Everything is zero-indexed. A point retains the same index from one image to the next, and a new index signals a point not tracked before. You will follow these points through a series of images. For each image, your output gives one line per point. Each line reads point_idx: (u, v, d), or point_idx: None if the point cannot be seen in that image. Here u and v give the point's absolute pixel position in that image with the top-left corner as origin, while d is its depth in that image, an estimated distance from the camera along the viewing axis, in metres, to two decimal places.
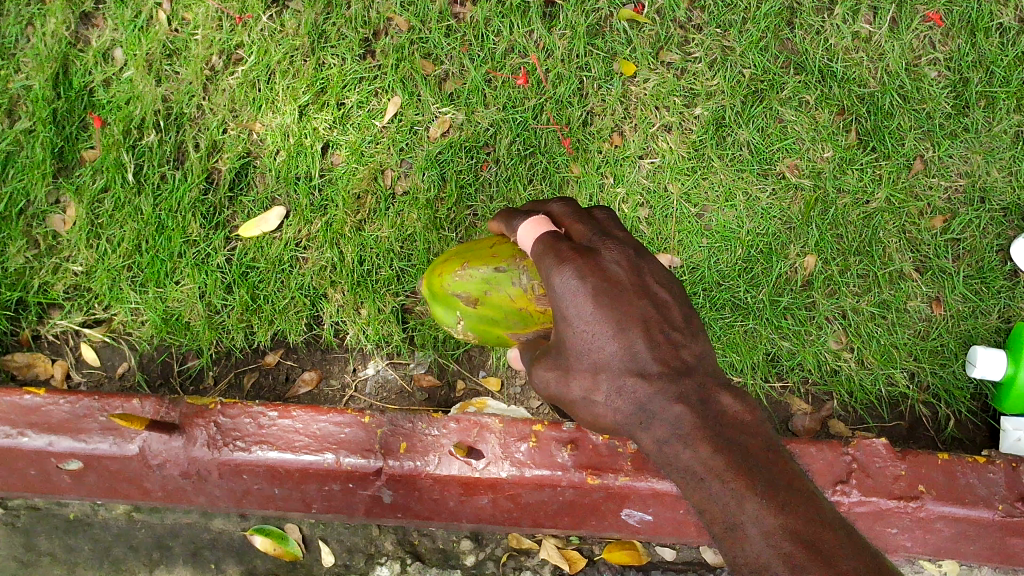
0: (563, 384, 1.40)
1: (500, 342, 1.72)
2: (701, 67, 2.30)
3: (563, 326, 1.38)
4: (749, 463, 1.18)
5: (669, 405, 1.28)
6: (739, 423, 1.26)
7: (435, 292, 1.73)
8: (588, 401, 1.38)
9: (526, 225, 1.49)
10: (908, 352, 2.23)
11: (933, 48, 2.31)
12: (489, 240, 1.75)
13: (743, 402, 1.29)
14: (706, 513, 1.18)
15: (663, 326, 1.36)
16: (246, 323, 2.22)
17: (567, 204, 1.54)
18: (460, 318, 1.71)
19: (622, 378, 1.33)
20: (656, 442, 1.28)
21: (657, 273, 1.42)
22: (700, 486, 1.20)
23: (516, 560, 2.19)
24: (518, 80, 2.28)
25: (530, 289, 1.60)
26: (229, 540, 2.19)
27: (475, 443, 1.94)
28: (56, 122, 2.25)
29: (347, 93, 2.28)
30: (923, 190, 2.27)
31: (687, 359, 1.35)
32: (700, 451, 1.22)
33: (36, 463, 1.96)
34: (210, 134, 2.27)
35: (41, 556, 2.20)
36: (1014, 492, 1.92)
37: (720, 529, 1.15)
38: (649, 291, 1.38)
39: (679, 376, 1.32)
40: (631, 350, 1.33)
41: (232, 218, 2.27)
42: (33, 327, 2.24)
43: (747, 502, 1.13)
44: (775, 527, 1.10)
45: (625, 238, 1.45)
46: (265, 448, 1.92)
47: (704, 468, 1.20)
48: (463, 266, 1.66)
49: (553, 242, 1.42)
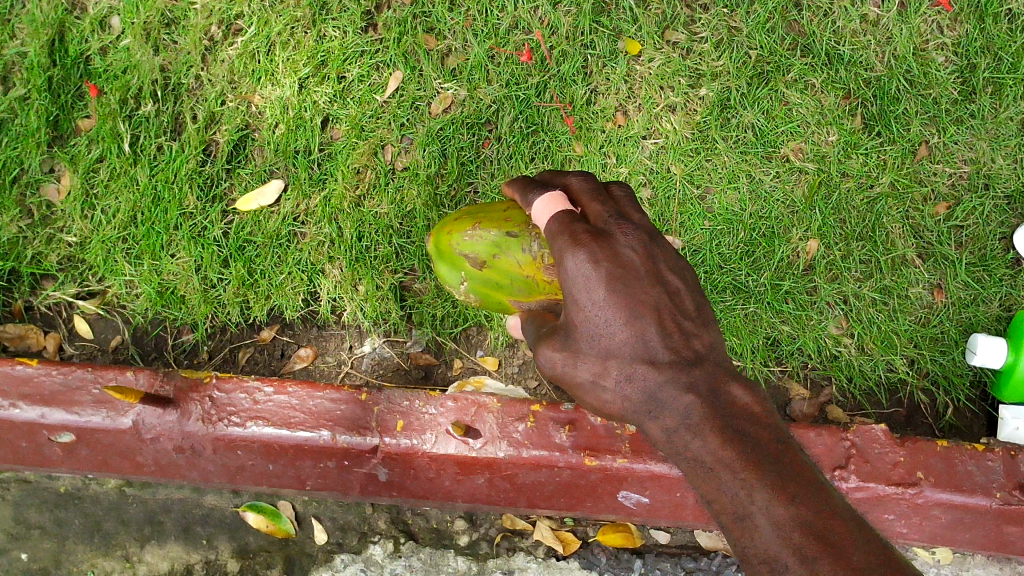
0: (570, 366, 1.39)
1: (503, 309, 1.71)
2: (707, 48, 2.27)
3: (573, 307, 1.36)
4: (758, 453, 1.18)
5: (679, 395, 1.28)
6: (749, 413, 1.25)
7: (442, 250, 1.71)
8: (596, 386, 1.37)
9: (542, 201, 1.43)
10: (908, 338, 2.22)
11: (941, 33, 2.28)
12: (504, 203, 1.71)
13: (754, 394, 1.29)
14: (715, 503, 1.18)
15: (674, 314, 1.36)
16: (241, 298, 2.19)
17: (584, 177, 1.48)
18: (465, 279, 1.69)
19: (633, 365, 1.33)
20: (666, 431, 1.29)
21: (671, 259, 1.40)
22: (710, 476, 1.20)
23: (510, 541, 2.17)
24: (521, 57, 2.26)
25: (540, 257, 1.58)
26: (221, 516, 2.17)
27: (472, 422, 1.92)
28: (51, 90, 2.22)
29: (348, 66, 2.24)
30: (927, 175, 2.26)
31: (698, 350, 1.34)
32: (710, 441, 1.22)
33: (28, 435, 1.93)
34: (208, 105, 2.24)
35: (31, 529, 2.18)
36: (1013, 481, 1.92)
37: (728, 519, 1.15)
38: (663, 278, 1.37)
39: (688, 366, 1.32)
40: (643, 337, 1.33)
41: (229, 191, 2.24)
42: (26, 298, 2.21)
43: (757, 492, 1.13)
44: (784, 518, 1.09)
45: (642, 222, 1.41)
46: (260, 424, 1.91)
47: (714, 459, 1.20)
48: (474, 227, 1.65)
49: (568, 222, 1.38)
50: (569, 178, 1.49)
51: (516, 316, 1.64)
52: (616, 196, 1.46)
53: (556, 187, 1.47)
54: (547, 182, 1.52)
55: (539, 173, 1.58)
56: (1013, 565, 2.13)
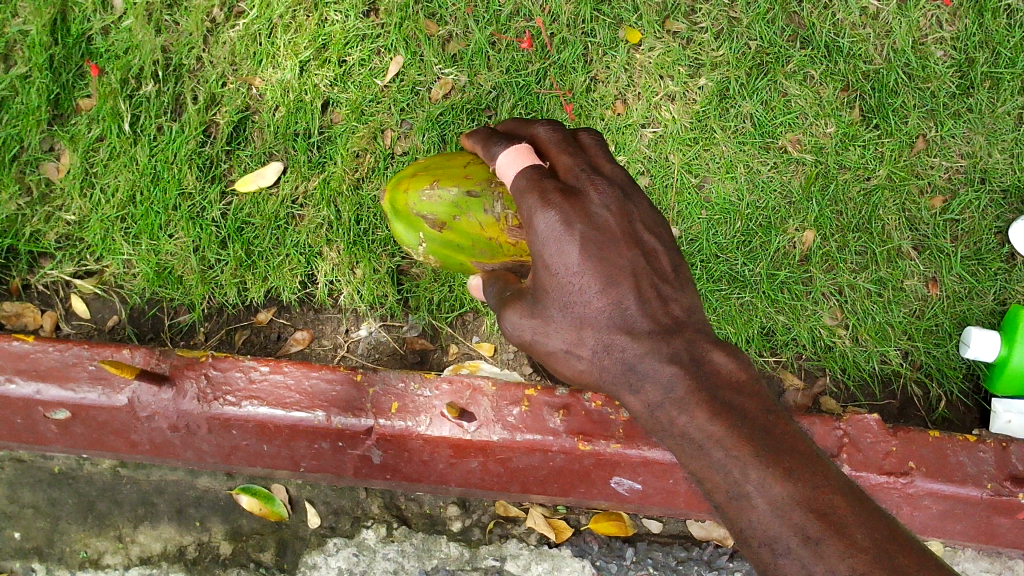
0: (541, 335, 1.41)
1: (461, 267, 1.71)
2: (708, 38, 2.28)
3: (542, 270, 1.37)
4: (750, 428, 1.19)
5: (663, 366, 1.31)
6: (734, 383, 1.26)
7: (398, 209, 1.68)
8: (570, 355, 1.40)
9: (508, 153, 1.43)
10: (902, 330, 2.23)
11: (940, 27, 2.30)
12: (462, 155, 1.69)
13: (736, 359, 1.30)
14: (706, 482, 1.19)
15: (652, 279, 1.38)
16: (239, 279, 2.20)
17: (552, 127, 1.48)
18: (423, 240, 1.68)
19: (611, 335, 1.36)
20: (649, 406, 1.31)
21: (646, 216, 1.42)
22: (701, 453, 1.22)
23: (502, 527, 2.17)
24: (522, 44, 2.26)
25: (503, 218, 1.59)
26: (215, 499, 2.17)
27: (467, 405, 1.92)
28: (52, 69, 2.22)
29: (350, 50, 2.25)
30: (924, 169, 2.27)
31: (676, 315, 1.37)
32: (698, 416, 1.23)
33: (23, 412, 1.94)
34: (209, 87, 2.24)
35: (24, 508, 2.18)
36: (1004, 472, 1.92)
37: (724, 498, 1.17)
38: (638, 238, 1.39)
39: (670, 335, 1.34)
40: (620, 305, 1.35)
41: (229, 173, 2.24)
42: (23, 276, 2.22)
43: (752, 470, 1.14)
44: (782, 496, 1.11)
45: (614, 176, 1.43)
46: (255, 403, 1.91)
47: (704, 436, 1.21)
48: (431, 185, 1.62)
49: (537, 177, 1.38)
50: (533, 126, 1.50)
51: (477, 276, 1.65)
52: (585, 144, 1.48)
53: (523, 138, 1.48)
54: (511, 133, 1.52)
55: (502, 123, 1.58)
56: (1004, 559, 2.14)
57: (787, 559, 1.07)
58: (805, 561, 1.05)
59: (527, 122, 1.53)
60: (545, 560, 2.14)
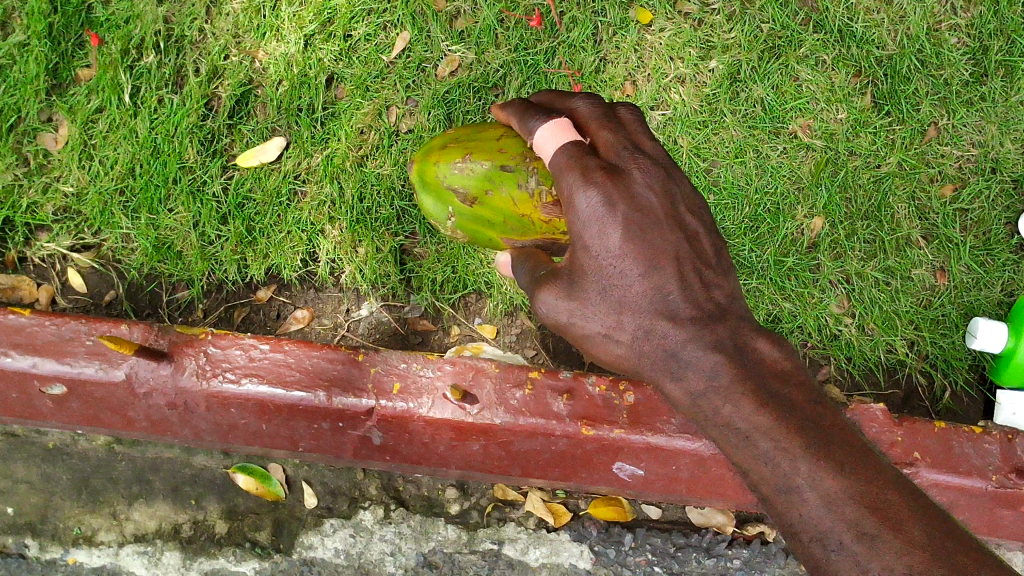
0: (578, 317, 1.38)
1: (489, 244, 1.68)
2: (719, 20, 2.25)
3: (582, 251, 1.36)
4: (797, 418, 1.20)
5: (706, 354, 1.31)
6: (780, 371, 1.29)
7: (426, 180, 1.65)
8: (608, 339, 1.39)
9: (547, 127, 1.39)
10: (909, 320, 2.21)
11: (954, 14, 2.28)
12: (496, 126, 1.64)
13: (781, 349, 1.33)
14: (752, 473, 1.21)
15: (695, 263, 1.37)
16: (239, 256, 2.17)
17: (591, 100, 1.45)
18: (452, 214, 1.65)
19: (652, 321, 1.35)
20: (691, 395, 1.32)
21: (689, 197, 1.41)
22: (746, 444, 1.23)
23: (501, 511, 2.15)
24: (531, 21, 2.22)
25: (538, 194, 1.55)
26: (211, 477, 2.14)
27: (470, 388, 1.89)
28: (51, 37, 2.18)
29: (355, 24, 2.22)
30: (935, 157, 2.25)
31: (721, 302, 1.37)
32: (743, 407, 1.25)
33: (18, 386, 1.90)
34: (211, 59, 2.20)
35: (17, 484, 2.15)
36: (1009, 463, 1.91)
37: (772, 491, 1.18)
38: (680, 220, 1.38)
39: (714, 321, 1.35)
40: (662, 291, 1.34)
41: (230, 147, 2.21)
42: (19, 249, 2.18)
43: (802, 464, 1.15)
44: (834, 491, 1.11)
45: (656, 153, 1.41)
46: (255, 382, 1.88)
47: (749, 425, 1.22)
48: (463, 158, 1.59)
49: (579, 155, 1.35)
50: (569, 97, 1.47)
51: (507, 253, 1.62)
52: (625, 118, 1.45)
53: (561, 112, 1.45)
54: (547, 106, 1.49)
55: (536, 94, 1.54)
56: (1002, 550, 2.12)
57: (839, 555, 1.08)
58: (859, 558, 1.06)
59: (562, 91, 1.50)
60: (543, 545, 2.13)
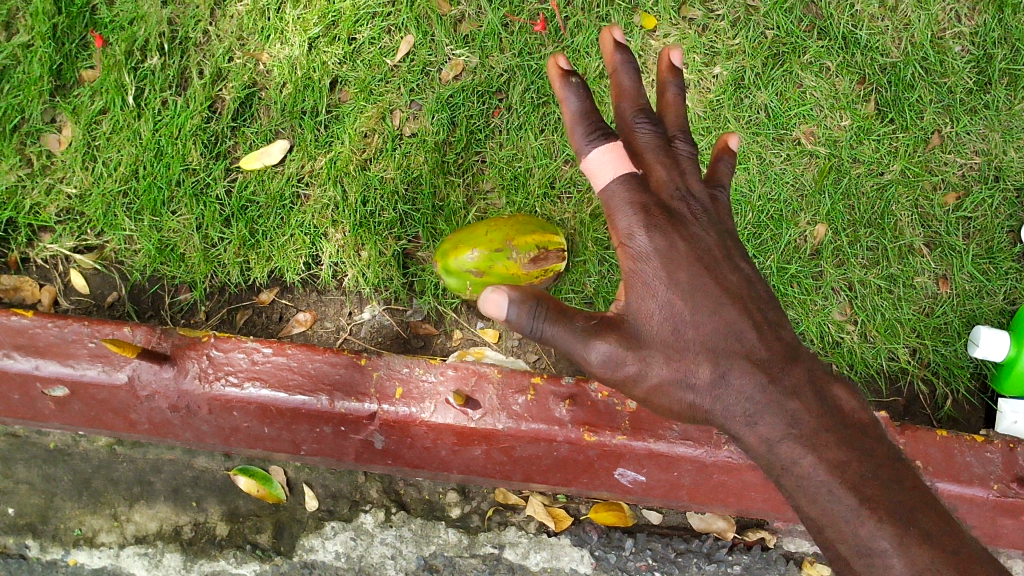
0: (644, 360, 1.40)
1: None
2: (723, 25, 2.25)
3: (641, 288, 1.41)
4: (880, 480, 1.26)
5: (784, 402, 1.36)
6: (857, 423, 1.34)
7: None
8: (683, 386, 1.41)
9: (603, 152, 1.43)
10: (911, 328, 2.21)
11: (959, 21, 2.28)
12: None
13: (856, 399, 1.39)
14: (829, 527, 1.28)
15: (756, 304, 1.43)
16: (242, 259, 2.17)
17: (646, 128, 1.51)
18: None
19: (729, 363, 1.39)
20: (765, 442, 1.37)
21: (737, 241, 1.49)
22: (825, 499, 1.28)
23: (501, 515, 2.15)
24: (535, 26, 2.23)
25: None
26: (212, 478, 2.14)
27: (472, 393, 1.89)
28: (56, 38, 2.18)
29: (360, 28, 2.22)
30: (938, 165, 2.25)
31: (791, 344, 1.42)
32: (822, 461, 1.30)
33: (21, 387, 1.90)
34: (215, 61, 2.20)
35: (18, 484, 2.15)
36: (1011, 473, 1.91)
37: (852, 550, 1.25)
38: (734, 262, 1.46)
39: (788, 364, 1.39)
40: (732, 330, 1.40)
41: (234, 150, 2.21)
42: (22, 249, 2.18)
43: (883, 527, 1.22)
44: (919, 558, 1.19)
45: (705, 196, 1.49)
46: (257, 385, 1.87)
47: (827, 481, 1.28)
48: None
49: (637, 191, 1.43)
50: (622, 111, 1.52)
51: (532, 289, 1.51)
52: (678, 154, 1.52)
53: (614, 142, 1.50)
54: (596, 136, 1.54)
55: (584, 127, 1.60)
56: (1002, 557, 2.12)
57: None
58: None
59: (614, 101, 1.54)
60: (544, 549, 2.13)
